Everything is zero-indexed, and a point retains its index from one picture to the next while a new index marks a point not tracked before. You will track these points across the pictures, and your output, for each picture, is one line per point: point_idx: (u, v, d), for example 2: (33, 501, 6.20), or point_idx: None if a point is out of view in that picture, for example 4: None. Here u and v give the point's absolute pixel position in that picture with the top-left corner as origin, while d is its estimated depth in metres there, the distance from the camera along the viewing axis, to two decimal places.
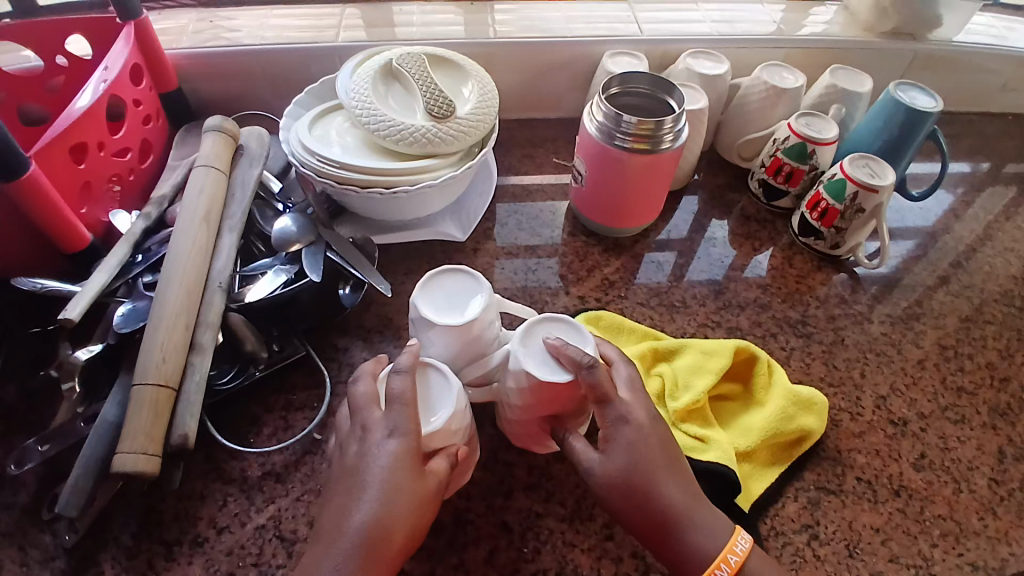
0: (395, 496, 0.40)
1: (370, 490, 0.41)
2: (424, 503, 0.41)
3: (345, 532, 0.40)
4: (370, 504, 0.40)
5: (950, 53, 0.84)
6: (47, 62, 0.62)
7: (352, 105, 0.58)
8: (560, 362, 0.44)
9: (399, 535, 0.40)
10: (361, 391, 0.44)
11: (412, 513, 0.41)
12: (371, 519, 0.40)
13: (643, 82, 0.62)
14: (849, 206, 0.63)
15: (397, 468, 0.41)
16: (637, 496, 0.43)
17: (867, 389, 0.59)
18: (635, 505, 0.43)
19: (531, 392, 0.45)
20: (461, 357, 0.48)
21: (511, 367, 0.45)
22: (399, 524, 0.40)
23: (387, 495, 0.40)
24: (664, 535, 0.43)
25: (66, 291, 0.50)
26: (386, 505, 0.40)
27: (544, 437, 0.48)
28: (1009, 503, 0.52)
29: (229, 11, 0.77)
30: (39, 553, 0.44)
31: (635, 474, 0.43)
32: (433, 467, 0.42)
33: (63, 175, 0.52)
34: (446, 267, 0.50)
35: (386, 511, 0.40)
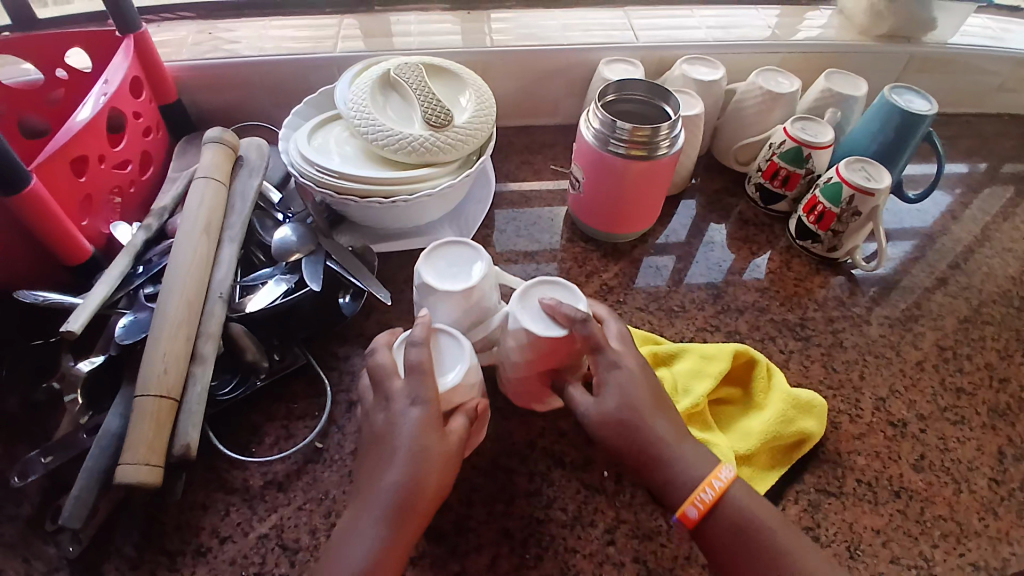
0: (425, 458, 0.42)
1: (398, 454, 0.42)
2: (449, 461, 0.43)
3: (381, 491, 0.42)
4: (401, 467, 0.42)
5: (945, 55, 0.84)
6: (48, 75, 0.63)
7: (351, 115, 0.59)
8: (556, 319, 0.47)
9: (431, 494, 0.42)
10: (382, 362, 0.46)
11: (440, 472, 0.43)
12: (403, 481, 0.42)
13: (639, 88, 0.62)
14: (846, 209, 0.63)
15: (426, 431, 0.43)
16: (628, 433, 0.44)
17: (866, 391, 0.59)
18: (625, 440, 0.45)
19: (531, 347, 0.47)
20: (464, 321, 0.50)
21: (511, 327, 0.48)
22: (430, 483, 0.42)
23: (417, 459, 0.42)
24: (650, 467, 0.44)
25: (68, 303, 0.50)
26: (417, 468, 0.42)
27: (543, 392, 0.51)
28: (1010, 503, 0.52)
29: (228, 23, 0.78)
30: (43, 565, 0.45)
31: (625, 413, 0.45)
32: (455, 429, 0.44)
33: (65, 188, 0.53)
34: (444, 240, 0.53)
35: (417, 473, 0.42)
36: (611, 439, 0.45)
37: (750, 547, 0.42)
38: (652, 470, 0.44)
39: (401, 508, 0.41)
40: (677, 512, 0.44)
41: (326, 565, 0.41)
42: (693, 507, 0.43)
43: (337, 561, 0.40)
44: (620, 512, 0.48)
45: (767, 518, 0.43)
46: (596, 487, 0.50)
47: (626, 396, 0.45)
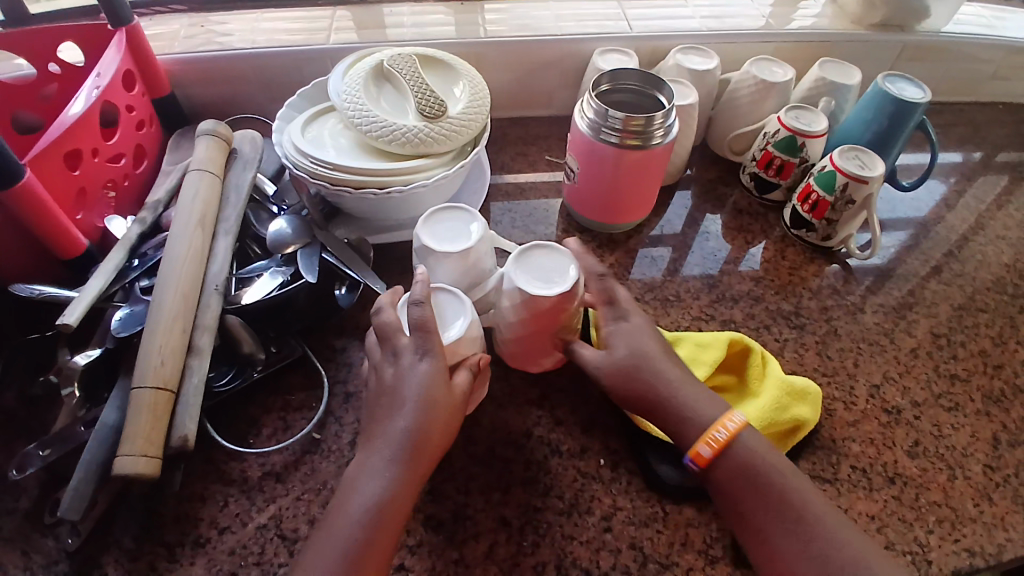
0: (435, 404, 0.43)
1: (409, 401, 0.43)
2: (456, 411, 0.45)
3: (391, 435, 0.43)
4: (411, 415, 0.43)
5: (938, 43, 0.84)
6: (40, 69, 0.62)
7: (345, 107, 0.59)
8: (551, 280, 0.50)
9: (438, 442, 0.43)
10: (388, 319, 0.47)
11: (447, 420, 0.44)
12: (414, 426, 0.43)
13: (633, 78, 0.62)
14: (839, 198, 0.63)
15: (435, 378, 0.44)
16: (636, 379, 0.48)
17: (860, 379, 0.59)
18: (631, 385, 0.48)
19: (525, 307, 0.50)
20: (463, 281, 0.53)
21: (507, 287, 0.50)
22: (437, 432, 0.43)
23: (427, 407, 0.43)
24: (659, 410, 0.47)
25: (63, 297, 0.50)
26: (426, 417, 0.43)
27: (539, 354, 0.54)
28: (1004, 489, 0.53)
29: (219, 15, 0.77)
30: (43, 557, 0.45)
31: (630, 359, 0.48)
32: (461, 380, 0.46)
33: (59, 182, 0.53)
34: (444, 206, 0.55)
35: (428, 421, 0.43)
36: (618, 384, 0.48)
37: (761, 491, 0.43)
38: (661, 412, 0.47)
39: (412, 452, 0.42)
40: (690, 451, 0.45)
41: (337, 511, 0.41)
42: (706, 445, 0.44)
43: (348, 506, 0.41)
44: (617, 499, 0.49)
45: (773, 461, 0.44)
46: (593, 474, 0.50)
47: (630, 345, 0.49)
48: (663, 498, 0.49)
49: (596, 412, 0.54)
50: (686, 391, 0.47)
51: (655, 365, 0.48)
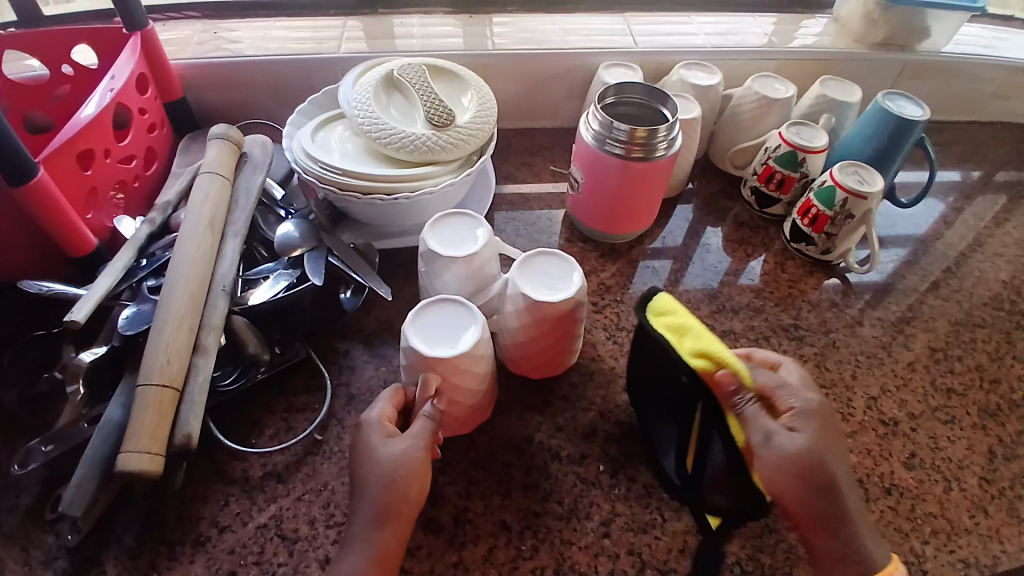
0: (384, 480, 0.42)
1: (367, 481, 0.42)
2: (410, 469, 0.43)
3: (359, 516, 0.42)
4: (367, 491, 0.42)
5: (938, 63, 0.86)
6: (54, 71, 0.64)
7: (354, 114, 0.60)
8: (551, 286, 0.51)
9: (410, 507, 0.42)
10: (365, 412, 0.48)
11: (408, 483, 0.42)
12: (374, 506, 0.42)
13: (637, 92, 0.63)
14: (839, 212, 0.64)
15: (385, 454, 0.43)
16: (816, 496, 0.41)
17: (858, 391, 0.60)
18: (812, 493, 0.41)
19: (528, 313, 0.50)
20: (467, 286, 0.54)
21: (510, 293, 0.51)
22: (397, 498, 0.42)
23: (381, 477, 0.42)
24: (821, 528, 0.41)
25: (72, 294, 0.50)
26: (378, 489, 0.42)
27: (540, 362, 0.54)
28: (1000, 502, 0.53)
29: (232, 22, 0.79)
30: (43, 553, 0.45)
31: (819, 459, 0.41)
32: (407, 442, 0.44)
33: (70, 181, 0.53)
34: (450, 212, 0.56)
35: (382, 492, 0.42)
36: (798, 493, 0.41)
37: None
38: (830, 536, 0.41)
39: (383, 527, 0.42)
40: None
41: None
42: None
43: None
44: (615, 506, 0.49)
45: None
46: (592, 481, 0.51)
47: (819, 444, 0.42)
48: (661, 505, 0.49)
49: (597, 420, 0.54)
50: (857, 519, 0.42)
51: (841, 482, 0.42)
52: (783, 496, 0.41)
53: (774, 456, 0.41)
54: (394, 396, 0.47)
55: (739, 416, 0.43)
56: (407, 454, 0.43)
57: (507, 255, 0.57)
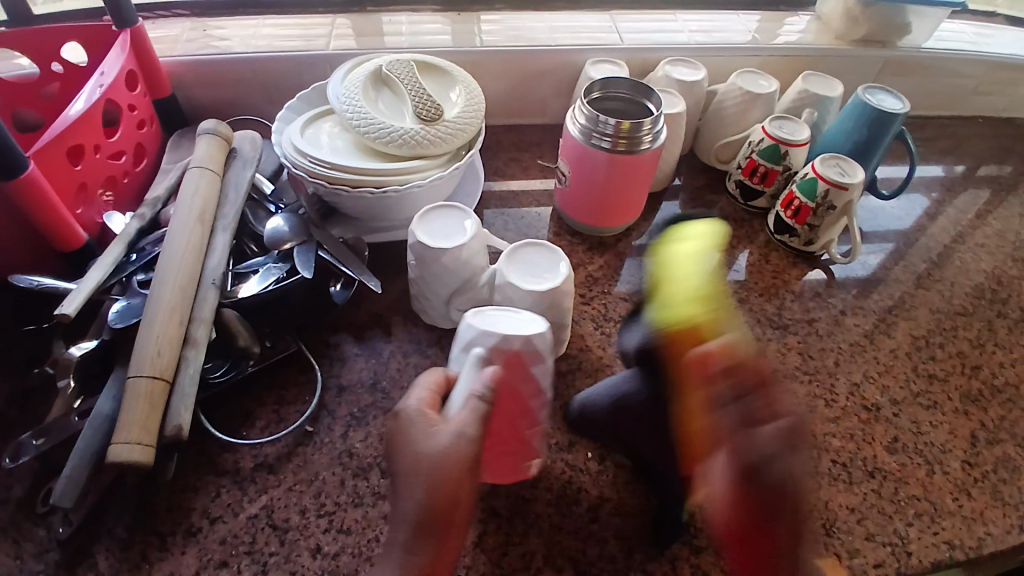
0: (425, 473, 0.37)
1: (410, 475, 0.37)
2: (467, 462, 0.38)
3: (404, 521, 0.37)
4: (417, 491, 0.37)
5: (919, 59, 0.88)
6: (44, 69, 0.64)
7: (344, 109, 0.60)
8: (539, 274, 0.52)
9: (465, 505, 0.37)
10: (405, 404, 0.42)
11: (464, 479, 0.37)
12: (421, 501, 0.37)
13: (623, 86, 0.64)
14: (822, 204, 0.66)
15: (430, 441, 0.38)
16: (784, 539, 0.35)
17: (841, 377, 0.61)
18: (762, 509, 0.35)
19: (517, 303, 0.51)
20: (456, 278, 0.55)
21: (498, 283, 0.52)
22: (454, 491, 0.37)
23: (432, 473, 0.37)
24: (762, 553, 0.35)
25: (62, 288, 0.51)
26: (431, 484, 0.37)
27: None
28: (983, 485, 0.54)
29: (220, 21, 0.79)
30: (35, 546, 0.45)
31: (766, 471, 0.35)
32: (452, 429, 0.39)
33: (60, 176, 0.54)
34: (439, 205, 0.57)
35: (435, 490, 0.37)
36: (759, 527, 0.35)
37: None
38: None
39: (426, 524, 0.36)
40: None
41: None
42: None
43: None
44: (604, 491, 0.50)
45: None
46: (581, 467, 0.51)
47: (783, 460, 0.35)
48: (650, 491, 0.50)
49: None
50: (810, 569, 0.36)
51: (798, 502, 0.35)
52: (728, 515, 0.36)
53: (731, 463, 0.36)
54: (433, 382, 0.43)
55: (710, 396, 0.37)
56: (454, 444, 0.38)
57: (496, 247, 0.58)
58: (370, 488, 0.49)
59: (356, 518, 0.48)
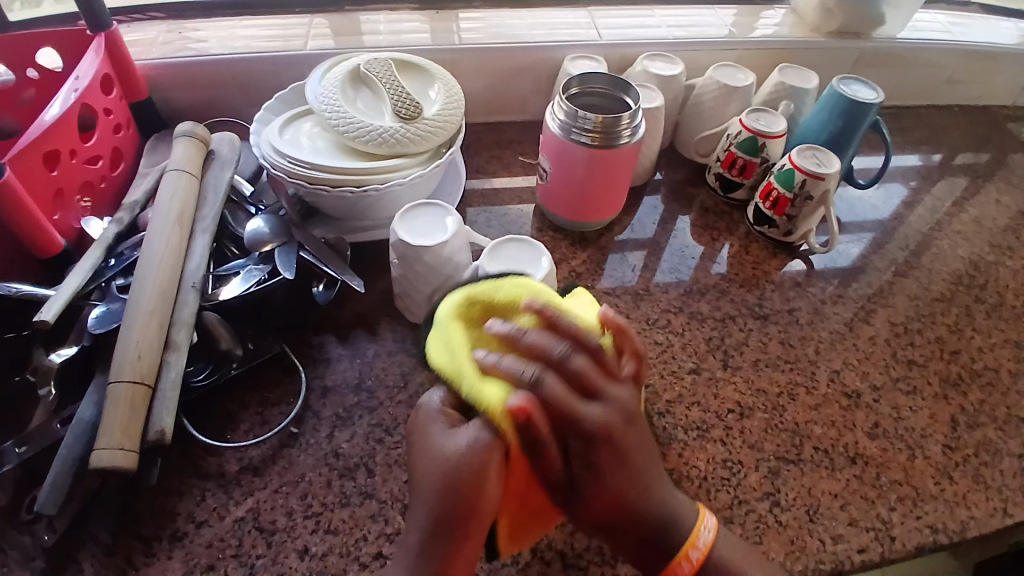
0: (440, 479, 0.39)
1: (424, 481, 0.39)
2: (486, 472, 0.38)
3: (420, 523, 0.39)
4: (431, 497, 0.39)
5: (893, 50, 0.89)
6: (18, 75, 0.63)
7: (322, 109, 0.60)
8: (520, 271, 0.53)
9: (483, 514, 0.38)
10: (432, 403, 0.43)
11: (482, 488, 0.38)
12: (434, 507, 0.39)
13: (601, 82, 0.65)
14: (799, 194, 0.67)
15: (447, 444, 0.39)
16: (624, 511, 0.40)
17: (822, 365, 0.62)
18: (590, 471, 0.39)
19: None
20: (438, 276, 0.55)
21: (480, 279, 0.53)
22: (469, 501, 0.38)
23: (448, 482, 0.38)
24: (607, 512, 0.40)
25: (40, 295, 0.50)
26: (444, 492, 0.38)
27: None
28: (964, 468, 0.56)
29: (196, 22, 0.78)
30: (18, 554, 0.44)
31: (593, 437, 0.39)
32: (470, 432, 0.39)
33: (36, 182, 0.53)
34: (420, 203, 0.57)
35: (449, 497, 0.38)
36: (587, 517, 0.41)
37: None
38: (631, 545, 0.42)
39: (440, 532, 0.38)
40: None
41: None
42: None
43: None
44: None
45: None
46: None
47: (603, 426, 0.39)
48: None
49: None
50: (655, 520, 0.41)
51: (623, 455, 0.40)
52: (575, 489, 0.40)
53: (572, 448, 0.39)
54: None
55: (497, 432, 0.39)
56: (467, 451, 0.38)
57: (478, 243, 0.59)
58: (357, 487, 0.50)
59: (343, 517, 0.48)
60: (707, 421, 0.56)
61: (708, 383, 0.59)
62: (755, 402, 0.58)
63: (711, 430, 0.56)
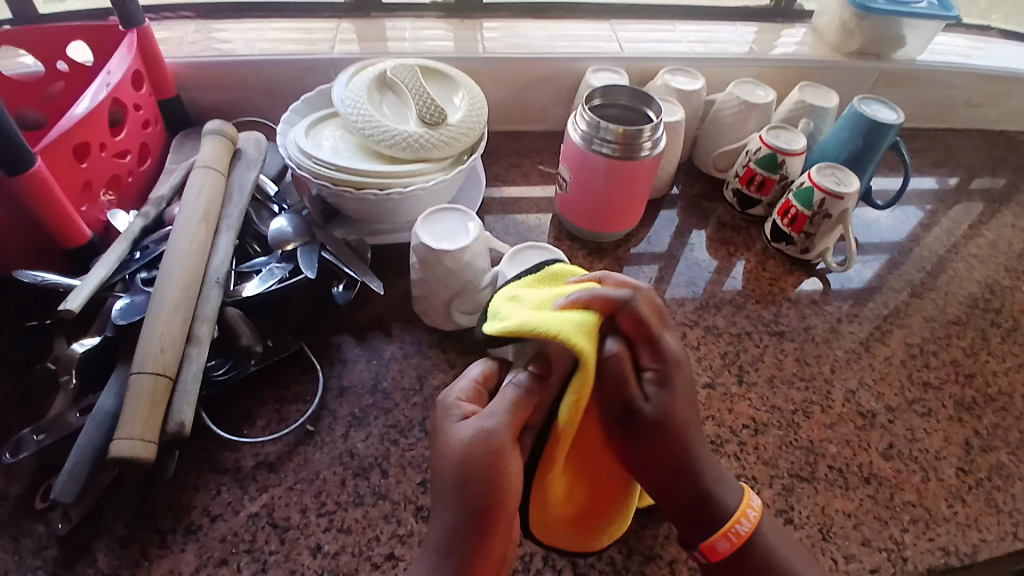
0: (454, 475, 0.38)
1: (444, 476, 0.39)
2: (497, 459, 0.38)
3: (439, 522, 0.39)
4: (445, 496, 0.39)
5: (913, 71, 0.90)
6: (49, 68, 0.64)
7: (348, 112, 0.61)
8: None
9: (499, 510, 0.38)
10: (448, 397, 0.43)
11: (493, 478, 0.38)
12: (455, 501, 0.38)
13: (623, 94, 0.65)
14: (817, 212, 0.67)
15: (459, 437, 0.39)
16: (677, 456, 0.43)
17: (837, 384, 0.62)
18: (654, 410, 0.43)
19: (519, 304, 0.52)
20: (458, 280, 0.56)
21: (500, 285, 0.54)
22: (482, 496, 0.38)
23: (458, 476, 0.38)
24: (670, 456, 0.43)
25: (65, 285, 0.51)
26: (458, 487, 0.38)
27: None
28: (976, 492, 0.55)
29: (225, 23, 0.80)
30: (33, 543, 0.45)
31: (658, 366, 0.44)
32: (480, 423, 0.40)
33: (65, 174, 0.54)
34: (442, 208, 0.58)
35: (463, 493, 0.38)
36: (651, 462, 0.43)
37: None
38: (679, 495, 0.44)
39: (460, 528, 0.38)
40: (703, 543, 0.43)
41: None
42: (724, 539, 0.42)
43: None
44: None
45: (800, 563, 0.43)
46: None
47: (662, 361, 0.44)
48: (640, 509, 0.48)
49: None
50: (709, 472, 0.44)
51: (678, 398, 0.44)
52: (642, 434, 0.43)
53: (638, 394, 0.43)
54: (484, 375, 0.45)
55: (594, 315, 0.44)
56: (475, 439, 0.39)
57: (498, 249, 0.59)
58: (371, 487, 0.50)
59: (356, 517, 0.48)
60: (721, 435, 0.56)
61: (722, 397, 0.59)
62: (769, 418, 0.58)
63: (725, 444, 0.56)
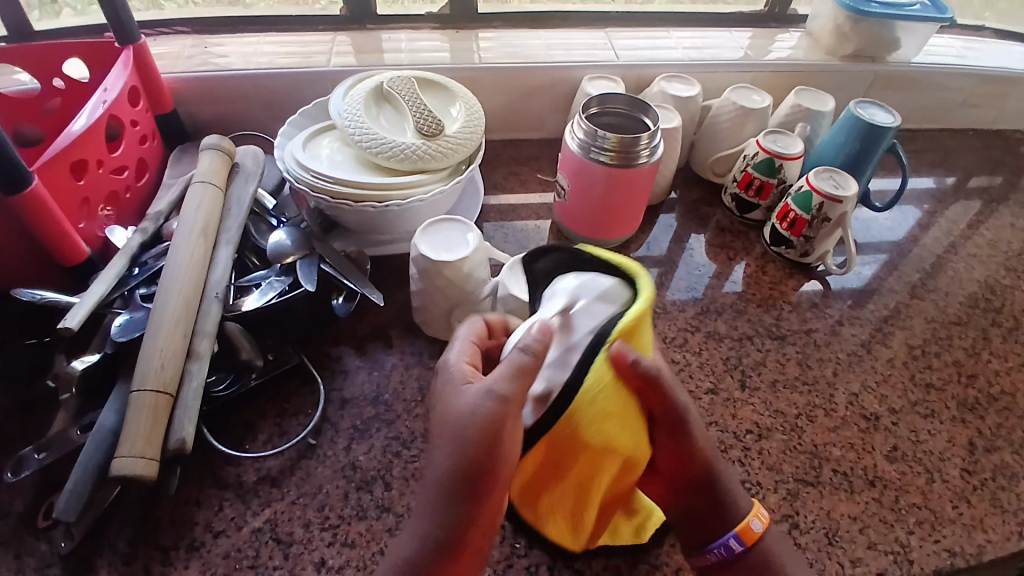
0: (453, 437, 0.38)
1: (444, 436, 0.39)
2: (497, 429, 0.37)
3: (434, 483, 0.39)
4: (445, 455, 0.39)
5: (908, 74, 0.90)
6: (45, 85, 0.64)
7: (346, 124, 0.61)
8: None
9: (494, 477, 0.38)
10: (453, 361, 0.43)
11: (489, 446, 0.37)
12: (450, 464, 0.38)
13: (619, 101, 0.65)
14: (816, 216, 0.67)
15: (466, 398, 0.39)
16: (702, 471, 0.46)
17: (840, 387, 0.62)
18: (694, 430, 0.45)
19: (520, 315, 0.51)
20: (459, 290, 0.56)
21: (501, 295, 0.54)
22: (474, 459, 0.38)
23: (458, 441, 0.38)
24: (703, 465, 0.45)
25: (65, 302, 0.51)
26: (458, 450, 0.38)
27: None
28: (982, 492, 0.55)
29: (221, 38, 0.80)
30: (36, 561, 0.44)
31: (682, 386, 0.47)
32: (484, 386, 0.38)
33: (64, 191, 0.54)
34: (440, 218, 0.58)
35: (460, 456, 0.38)
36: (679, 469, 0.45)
37: None
38: (697, 490, 0.46)
39: (453, 490, 0.38)
40: (737, 527, 0.45)
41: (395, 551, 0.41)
42: (756, 520, 0.46)
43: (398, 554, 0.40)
44: None
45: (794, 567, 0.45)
46: None
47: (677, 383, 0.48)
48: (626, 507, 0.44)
49: None
50: (724, 471, 0.46)
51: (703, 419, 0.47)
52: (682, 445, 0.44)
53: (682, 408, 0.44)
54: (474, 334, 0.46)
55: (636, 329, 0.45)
56: (482, 401, 0.38)
57: (498, 259, 0.59)
58: (374, 501, 0.49)
59: (360, 531, 0.48)
60: (725, 441, 0.56)
61: (725, 402, 0.59)
62: (773, 423, 0.58)
63: (730, 450, 0.56)
